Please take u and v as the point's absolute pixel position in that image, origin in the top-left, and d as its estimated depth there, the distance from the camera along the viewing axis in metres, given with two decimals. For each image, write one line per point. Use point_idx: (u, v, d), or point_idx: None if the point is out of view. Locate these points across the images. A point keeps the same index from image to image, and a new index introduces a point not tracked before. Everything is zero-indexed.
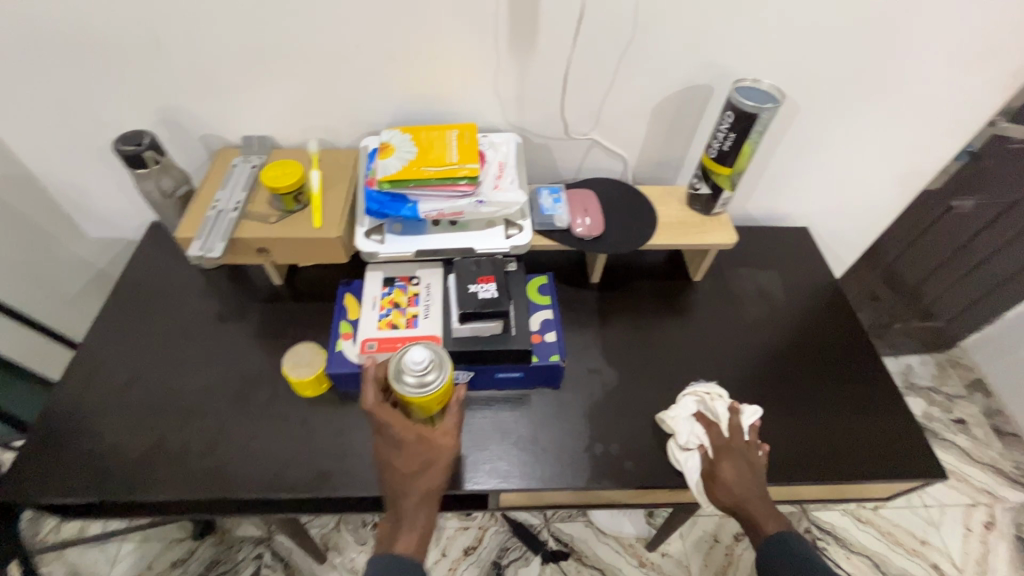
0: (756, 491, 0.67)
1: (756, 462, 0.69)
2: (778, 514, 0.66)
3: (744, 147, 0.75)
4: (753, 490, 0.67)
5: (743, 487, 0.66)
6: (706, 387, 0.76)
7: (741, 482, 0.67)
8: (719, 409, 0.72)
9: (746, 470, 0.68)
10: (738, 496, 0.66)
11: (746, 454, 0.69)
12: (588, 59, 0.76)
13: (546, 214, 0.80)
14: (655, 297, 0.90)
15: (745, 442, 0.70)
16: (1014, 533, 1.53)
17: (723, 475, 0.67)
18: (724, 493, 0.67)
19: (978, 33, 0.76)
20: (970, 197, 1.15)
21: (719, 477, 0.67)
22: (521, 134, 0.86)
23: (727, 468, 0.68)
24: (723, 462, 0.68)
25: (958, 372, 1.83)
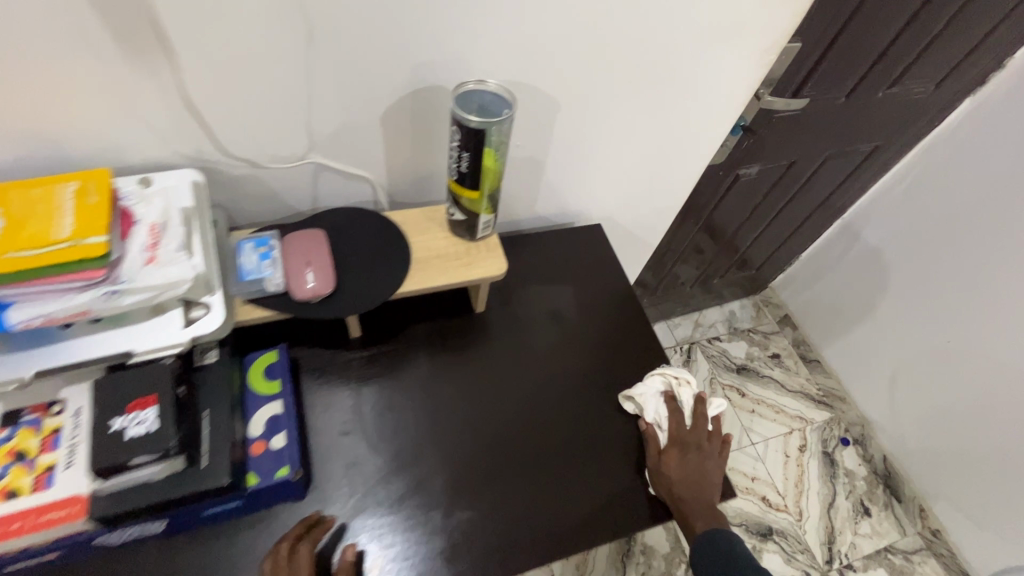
0: (695, 487, 0.70)
1: (705, 455, 0.73)
2: (708, 514, 0.70)
3: (486, 166, 0.61)
4: (691, 488, 0.70)
5: (684, 483, 0.69)
6: (674, 371, 0.78)
7: (683, 477, 0.70)
8: (683, 396, 0.75)
9: (690, 465, 0.71)
10: (677, 490, 0.69)
11: (694, 448, 0.72)
12: (263, 65, 0.55)
13: (250, 279, 0.60)
14: (432, 344, 0.76)
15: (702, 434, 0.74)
16: (822, 449, 1.73)
17: (668, 468, 0.70)
18: (664, 485, 0.69)
19: (722, 13, 0.69)
20: (754, 164, 1.16)
21: (668, 468, 0.70)
22: (210, 169, 0.64)
23: (676, 460, 0.71)
24: (675, 453, 0.71)
25: (771, 310, 2.00)
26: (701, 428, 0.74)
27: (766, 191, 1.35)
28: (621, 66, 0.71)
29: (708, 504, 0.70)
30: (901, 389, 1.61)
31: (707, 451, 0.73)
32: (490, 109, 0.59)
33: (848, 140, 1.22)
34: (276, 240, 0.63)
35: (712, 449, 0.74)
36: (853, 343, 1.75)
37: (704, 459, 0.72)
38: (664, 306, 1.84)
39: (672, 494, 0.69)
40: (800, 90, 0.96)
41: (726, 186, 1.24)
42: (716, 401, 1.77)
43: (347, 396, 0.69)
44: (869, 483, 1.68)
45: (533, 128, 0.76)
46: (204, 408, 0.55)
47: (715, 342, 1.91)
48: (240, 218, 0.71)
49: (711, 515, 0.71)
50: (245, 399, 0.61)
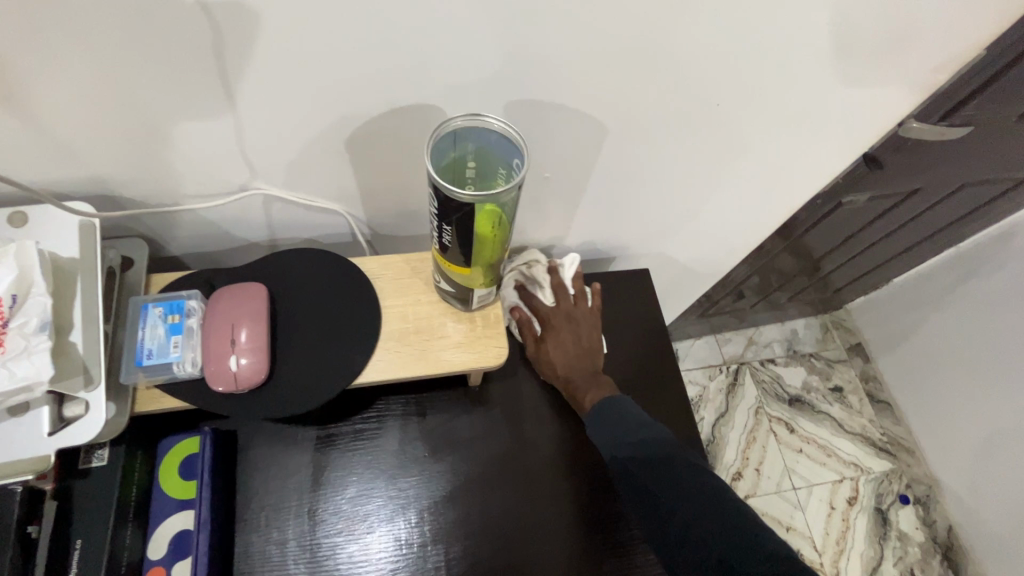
0: (577, 360, 0.62)
1: (581, 324, 0.64)
2: (599, 382, 0.61)
3: (480, 243, 0.42)
4: (576, 363, 0.62)
5: (563, 361, 0.62)
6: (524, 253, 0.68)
7: (562, 356, 0.62)
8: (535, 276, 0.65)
9: (569, 342, 0.63)
10: (559, 373, 0.62)
11: (568, 323, 0.63)
12: (161, 67, 0.38)
13: (150, 365, 0.44)
14: (406, 427, 0.60)
15: (569, 302, 0.64)
16: (874, 505, 1.51)
17: (544, 356, 0.62)
18: (546, 371, 0.62)
19: (869, 11, 0.44)
20: (863, 193, 0.89)
21: (544, 354, 0.63)
22: (118, 194, 0.48)
23: (551, 341, 0.62)
24: (548, 336, 0.63)
25: (841, 335, 1.73)
26: (566, 298, 0.64)
27: (870, 217, 1.08)
28: (703, 80, 0.48)
29: (596, 371, 0.62)
30: (987, 457, 1.36)
31: (583, 317, 0.64)
32: (496, 153, 0.41)
33: (999, 169, 0.93)
34: (196, 305, 0.47)
35: (589, 312, 0.64)
36: (936, 392, 1.48)
37: (583, 328, 0.64)
38: (719, 320, 1.59)
39: (556, 377, 0.62)
40: (955, 112, 0.69)
41: (820, 215, 0.98)
42: (758, 434, 1.57)
43: (289, 491, 0.55)
44: (924, 552, 1.47)
45: (566, 156, 0.55)
46: (76, 539, 0.43)
47: (769, 365, 1.67)
48: (175, 247, 0.56)
49: (604, 383, 0.61)
50: (152, 503, 0.48)
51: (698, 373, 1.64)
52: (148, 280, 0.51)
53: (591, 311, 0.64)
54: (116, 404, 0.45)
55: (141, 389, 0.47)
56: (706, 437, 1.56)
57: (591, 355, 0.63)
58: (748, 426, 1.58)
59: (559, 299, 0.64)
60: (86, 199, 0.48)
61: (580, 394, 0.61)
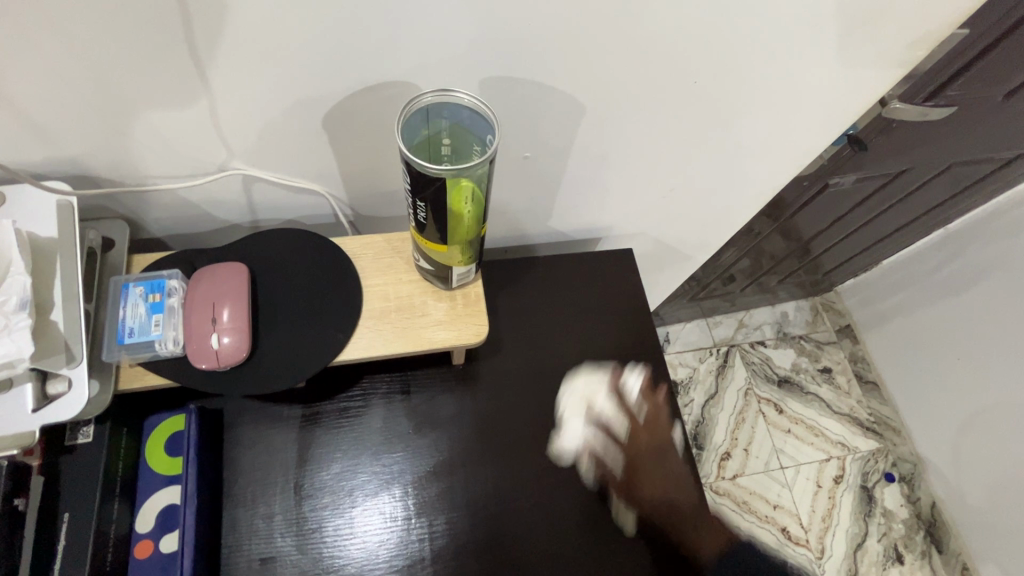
0: (677, 492, 0.60)
1: (668, 455, 0.61)
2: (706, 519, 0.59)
3: (456, 219, 0.43)
4: (673, 492, 0.60)
5: (661, 497, 0.59)
6: (584, 378, 0.65)
7: (659, 492, 0.60)
8: (604, 407, 0.63)
9: (661, 478, 0.60)
10: (661, 510, 0.59)
11: (653, 460, 0.61)
12: (130, 46, 0.38)
13: (132, 343, 0.45)
14: (391, 405, 0.61)
15: (655, 428, 0.62)
16: (860, 483, 1.54)
17: (640, 492, 0.59)
18: (644, 509, 0.59)
19: None
20: (849, 174, 0.89)
21: (636, 497, 0.59)
22: (95, 173, 0.48)
23: (643, 483, 0.60)
24: (635, 482, 0.60)
25: (830, 317, 1.74)
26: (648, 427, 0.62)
27: (858, 199, 1.09)
28: (680, 57, 0.48)
29: (701, 504, 0.60)
30: (971, 437, 1.38)
31: (664, 443, 0.61)
32: (469, 129, 0.41)
33: (985, 150, 0.94)
34: (177, 284, 0.48)
35: (667, 434, 0.62)
36: (923, 373, 1.50)
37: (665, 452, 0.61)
38: (710, 303, 1.60)
39: (656, 516, 0.59)
40: (940, 91, 0.69)
41: (808, 197, 0.98)
42: (747, 415, 1.59)
43: (275, 466, 0.56)
44: (908, 528, 1.50)
45: (546, 136, 0.55)
46: (65, 509, 0.44)
47: (758, 347, 1.68)
48: (156, 227, 0.56)
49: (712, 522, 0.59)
50: (139, 479, 0.49)
51: (689, 355, 1.66)
52: (130, 260, 0.52)
53: (672, 435, 0.62)
54: (99, 381, 0.46)
55: (124, 367, 0.47)
56: (695, 418, 1.58)
57: (685, 482, 0.61)
58: (737, 407, 1.60)
59: (639, 435, 0.62)
60: (63, 180, 0.48)
61: (688, 535, 0.58)
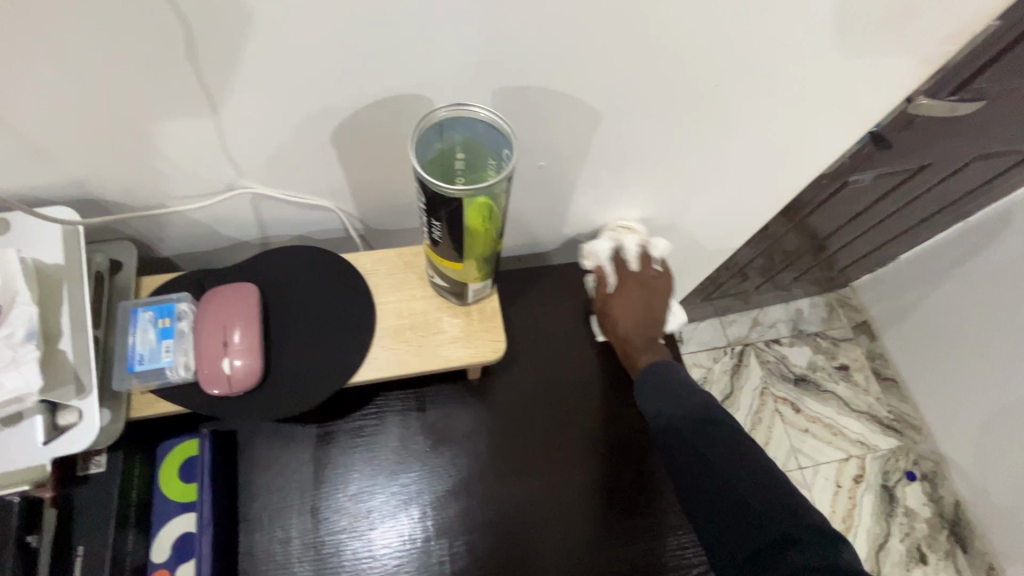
0: (645, 332, 0.64)
1: (654, 294, 0.66)
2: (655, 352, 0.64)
3: (472, 238, 0.41)
4: (641, 328, 0.64)
5: (629, 323, 0.64)
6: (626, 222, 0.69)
7: (627, 319, 0.64)
8: (629, 247, 0.66)
9: (639, 306, 0.65)
10: (621, 332, 0.64)
11: (639, 291, 0.65)
12: (133, 67, 0.36)
13: (142, 370, 0.44)
14: (407, 422, 0.59)
15: (652, 276, 0.67)
16: (881, 482, 1.51)
17: (614, 310, 0.64)
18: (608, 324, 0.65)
19: None
20: (870, 170, 0.87)
21: (609, 310, 0.65)
22: (101, 196, 0.47)
23: (621, 300, 0.65)
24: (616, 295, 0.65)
25: (846, 313, 1.71)
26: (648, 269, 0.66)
27: (877, 195, 1.06)
28: (699, 60, 0.46)
29: (657, 340, 0.64)
30: (995, 435, 1.35)
31: (654, 288, 0.66)
32: (484, 142, 0.40)
33: (1009, 142, 0.90)
34: (187, 307, 0.46)
35: (658, 287, 0.67)
36: (943, 370, 1.47)
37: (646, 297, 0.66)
38: (724, 302, 1.57)
39: (616, 335, 0.64)
40: (967, 84, 0.66)
41: (826, 195, 0.96)
42: (764, 415, 1.57)
43: (290, 488, 0.55)
44: (932, 527, 1.47)
45: (560, 144, 0.53)
46: (79, 543, 0.43)
47: (773, 345, 1.66)
48: (164, 247, 0.55)
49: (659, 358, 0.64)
50: (153, 508, 0.48)
51: (703, 355, 1.64)
52: (139, 282, 0.50)
53: (663, 286, 0.67)
54: (110, 410, 0.45)
55: (136, 394, 0.46)
56: None
57: (651, 326, 0.65)
58: (753, 407, 1.58)
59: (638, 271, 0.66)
60: (69, 205, 0.47)
61: (634, 357, 0.63)
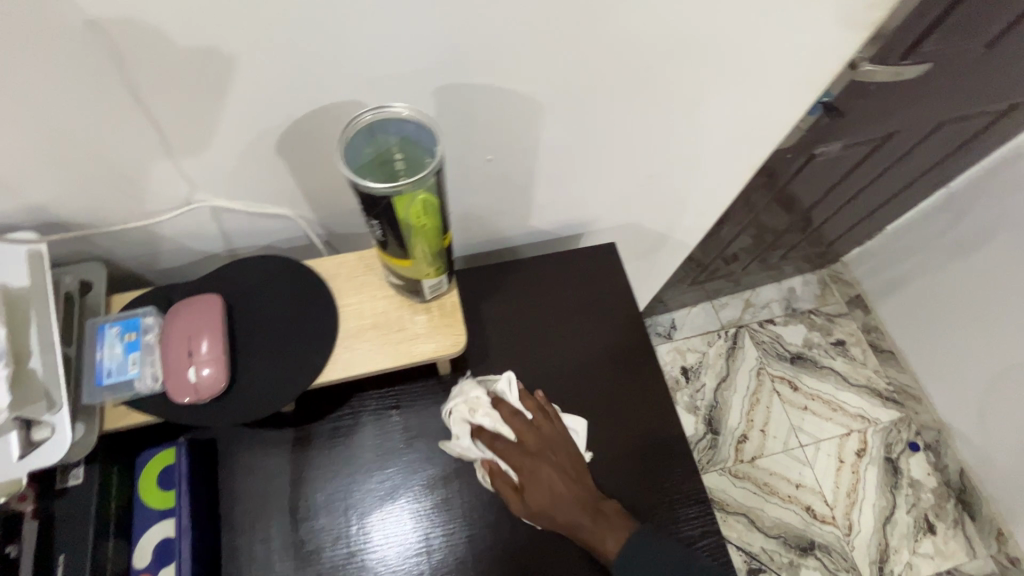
0: (576, 500, 0.55)
1: (558, 453, 0.57)
2: (603, 516, 0.55)
3: (413, 233, 0.43)
4: (571, 502, 0.55)
5: (560, 509, 0.54)
6: (470, 387, 0.60)
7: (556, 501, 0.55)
8: (489, 424, 0.58)
9: (552, 479, 0.55)
10: (561, 524, 0.55)
11: (548, 461, 0.56)
12: (72, 90, 0.38)
13: (111, 383, 0.45)
14: (382, 420, 0.61)
15: (538, 434, 0.57)
16: (884, 455, 1.50)
17: (536, 503, 0.55)
18: (544, 520, 0.55)
19: None
20: (834, 142, 0.88)
21: (534, 507, 0.55)
22: (62, 219, 0.49)
23: (536, 490, 0.55)
24: (529, 486, 0.55)
25: (839, 288, 1.70)
26: (529, 432, 0.57)
27: (850, 166, 1.06)
28: (629, 45, 0.47)
29: (596, 502, 0.55)
30: (994, 398, 1.34)
31: (551, 445, 0.57)
32: (415, 141, 0.41)
33: (975, 102, 0.91)
34: (153, 321, 0.48)
35: (557, 439, 0.58)
36: (939, 337, 1.47)
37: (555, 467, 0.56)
38: (715, 285, 1.58)
39: (561, 528, 0.55)
40: (914, 50, 0.67)
41: (796, 167, 0.97)
42: (762, 395, 1.57)
43: (270, 492, 0.57)
44: (938, 497, 1.46)
45: (509, 138, 0.55)
46: (60, 551, 0.45)
47: (768, 325, 1.66)
48: (135, 265, 0.57)
49: (612, 521, 0.55)
50: (134, 516, 0.50)
51: (698, 339, 1.64)
52: (109, 300, 0.52)
53: (558, 434, 0.58)
54: (84, 424, 0.47)
55: (109, 407, 0.48)
56: (709, 403, 1.56)
57: (585, 485, 0.56)
58: (751, 388, 1.58)
59: (523, 439, 0.57)
60: (34, 230, 0.49)
61: (595, 541, 0.54)
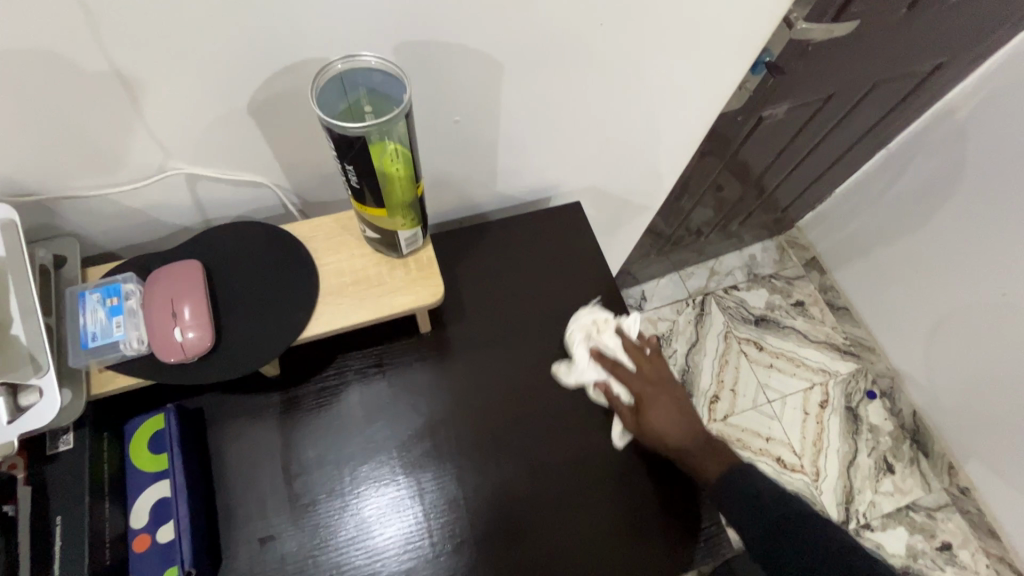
0: (685, 425, 0.62)
1: (671, 387, 0.64)
2: (709, 446, 0.62)
3: (385, 177, 0.45)
4: (682, 428, 0.61)
5: (672, 430, 0.61)
6: (589, 317, 0.66)
7: (669, 425, 0.61)
8: (608, 346, 0.65)
9: (669, 407, 0.62)
10: (674, 443, 0.60)
11: (665, 395, 0.63)
12: (41, 53, 0.39)
13: (96, 346, 0.47)
14: (367, 380, 0.63)
15: (657, 371, 0.65)
16: (845, 404, 1.60)
17: (652, 426, 0.60)
18: (656, 441, 0.60)
19: None
20: (778, 104, 0.94)
21: (649, 428, 0.61)
22: (31, 191, 0.49)
23: (654, 412, 0.61)
24: (646, 406, 0.61)
25: (796, 253, 1.79)
26: (648, 367, 0.65)
27: (796, 129, 1.13)
28: (580, 1, 0.50)
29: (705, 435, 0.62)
30: (939, 343, 1.44)
31: (663, 381, 0.64)
32: (384, 89, 0.43)
33: (903, 62, 0.97)
34: (133, 286, 0.49)
35: (669, 376, 0.65)
36: (887, 290, 1.56)
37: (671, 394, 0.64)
38: (680, 256, 1.64)
39: (670, 452, 0.60)
40: (844, 10, 0.72)
41: (747, 130, 1.02)
42: (730, 357, 1.64)
43: (261, 455, 0.58)
44: (895, 439, 1.56)
45: (473, 97, 0.57)
46: (56, 514, 0.46)
47: (732, 291, 1.73)
48: (107, 241, 0.57)
49: (718, 454, 0.62)
50: (127, 480, 0.51)
51: (667, 309, 1.70)
52: (85, 273, 0.53)
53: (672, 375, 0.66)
54: (71, 390, 0.47)
55: (94, 372, 0.49)
56: (681, 367, 1.62)
57: (693, 416, 0.63)
58: (719, 350, 1.65)
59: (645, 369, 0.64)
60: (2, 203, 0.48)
61: (703, 463, 0.60)
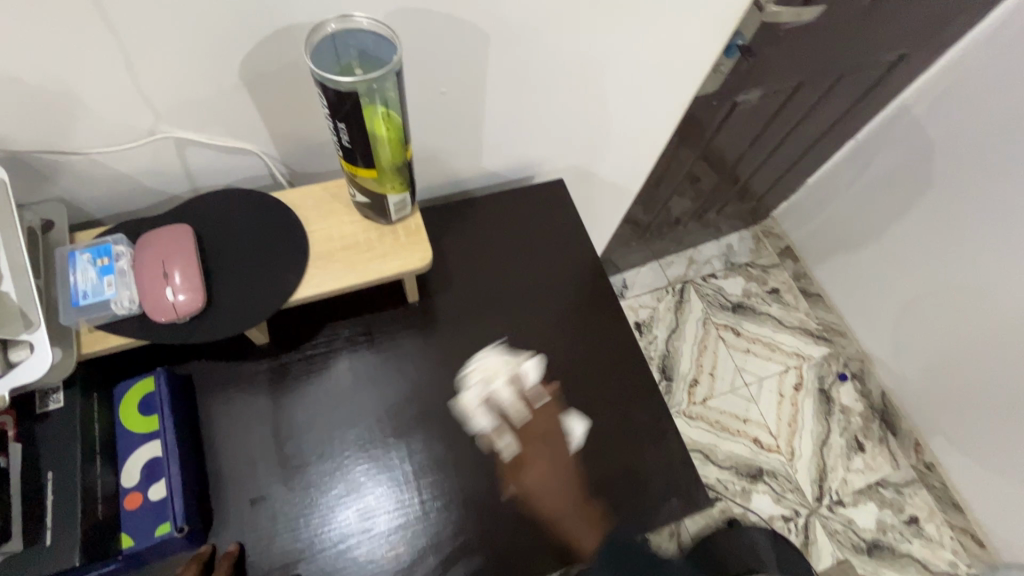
0: (562, 492, 0.61)
1: (558, 448, 0.63)
2: (585, 514, 0.61)
3: (374, 136, 0.46)
4: (559, 492, 0.61)
5: (547, 493, 0.60)
6: (489, 362, 0.65)
7: (545, 488, 0.60)
8: (502, 395, 0.64)
9: (550, 469, 0.62)
10: (546, 506, 0.60)
11: (548, 455, 0.62)
12: (36, 10, 0.39)
13: (87, 304, 0.47)
14: (355, 348, 0.64)
15: (548, 429, 0.63)
16: (818, 386, 1.65)
17: (529, 485, 0.60)
18: (528, 502, 0.60)
19: None
20: (751, 89, 0.98)
21: (525, 487, 0.61)
22: (20, 153, 0.49)
23: (533, 471, 0.61)
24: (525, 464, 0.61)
25: (771, 242, 1.85)
26: (540, 421, 0.63)
27: (769, 117, 1.17)
28: None
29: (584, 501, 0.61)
30: (905, 326, 1.50)
31: (552, 440, 0.63)
32: (375, 50, 0.44)
33: (868, 51, 1.02)
34: (124, 248, 0.49)
35: (560, 434, 0.63)
36: (857, 276, 1.62)
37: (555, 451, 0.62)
38: (660, 244, 1.68)
39: (543, 514, 0.60)
40: None
41: (722, 116, 1.05)
42: (708, 342, 1.68)
43: (251, 419, 0.59)
44: (865, 419, 1.62)
45: (459, 69, 0.59)
46: (49, 470, 0.46)
47: (710, 279, 1.78)
48: (94, 208, 0.57)
49: (592, 523, 0.61)
50: (118, 441, 0.51)
51: (647, 296, 1.74)
52: (74, 238, 0.53)
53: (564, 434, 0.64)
54: (62, 349, 0.48)
55: (84, 333, 0.50)
56: (662, 353, 1.66)
57: (576, 481, 0.62)
58: (698, 336, 1.69)
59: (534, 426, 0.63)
60: None
61: (574, 533, 0.60)
